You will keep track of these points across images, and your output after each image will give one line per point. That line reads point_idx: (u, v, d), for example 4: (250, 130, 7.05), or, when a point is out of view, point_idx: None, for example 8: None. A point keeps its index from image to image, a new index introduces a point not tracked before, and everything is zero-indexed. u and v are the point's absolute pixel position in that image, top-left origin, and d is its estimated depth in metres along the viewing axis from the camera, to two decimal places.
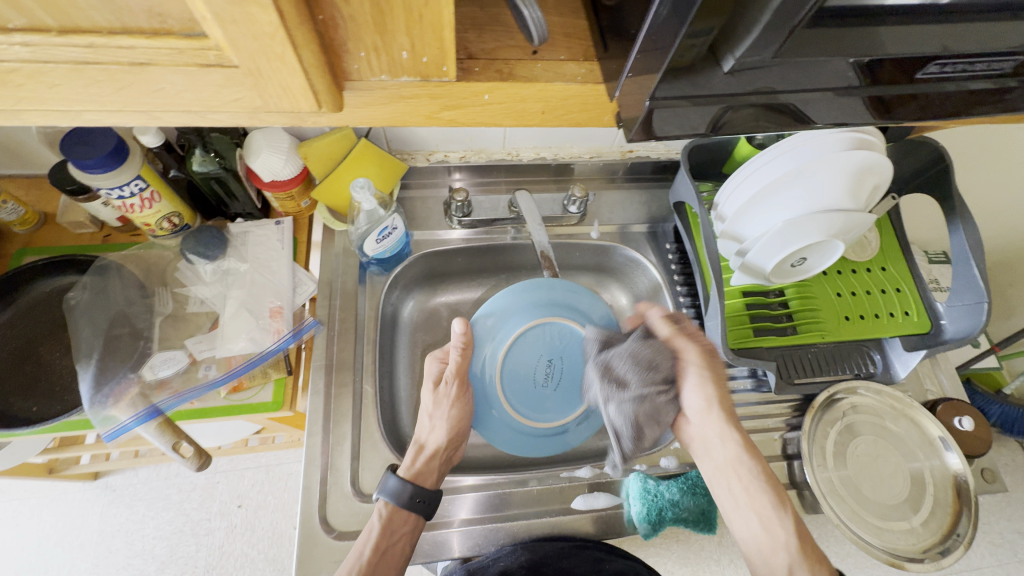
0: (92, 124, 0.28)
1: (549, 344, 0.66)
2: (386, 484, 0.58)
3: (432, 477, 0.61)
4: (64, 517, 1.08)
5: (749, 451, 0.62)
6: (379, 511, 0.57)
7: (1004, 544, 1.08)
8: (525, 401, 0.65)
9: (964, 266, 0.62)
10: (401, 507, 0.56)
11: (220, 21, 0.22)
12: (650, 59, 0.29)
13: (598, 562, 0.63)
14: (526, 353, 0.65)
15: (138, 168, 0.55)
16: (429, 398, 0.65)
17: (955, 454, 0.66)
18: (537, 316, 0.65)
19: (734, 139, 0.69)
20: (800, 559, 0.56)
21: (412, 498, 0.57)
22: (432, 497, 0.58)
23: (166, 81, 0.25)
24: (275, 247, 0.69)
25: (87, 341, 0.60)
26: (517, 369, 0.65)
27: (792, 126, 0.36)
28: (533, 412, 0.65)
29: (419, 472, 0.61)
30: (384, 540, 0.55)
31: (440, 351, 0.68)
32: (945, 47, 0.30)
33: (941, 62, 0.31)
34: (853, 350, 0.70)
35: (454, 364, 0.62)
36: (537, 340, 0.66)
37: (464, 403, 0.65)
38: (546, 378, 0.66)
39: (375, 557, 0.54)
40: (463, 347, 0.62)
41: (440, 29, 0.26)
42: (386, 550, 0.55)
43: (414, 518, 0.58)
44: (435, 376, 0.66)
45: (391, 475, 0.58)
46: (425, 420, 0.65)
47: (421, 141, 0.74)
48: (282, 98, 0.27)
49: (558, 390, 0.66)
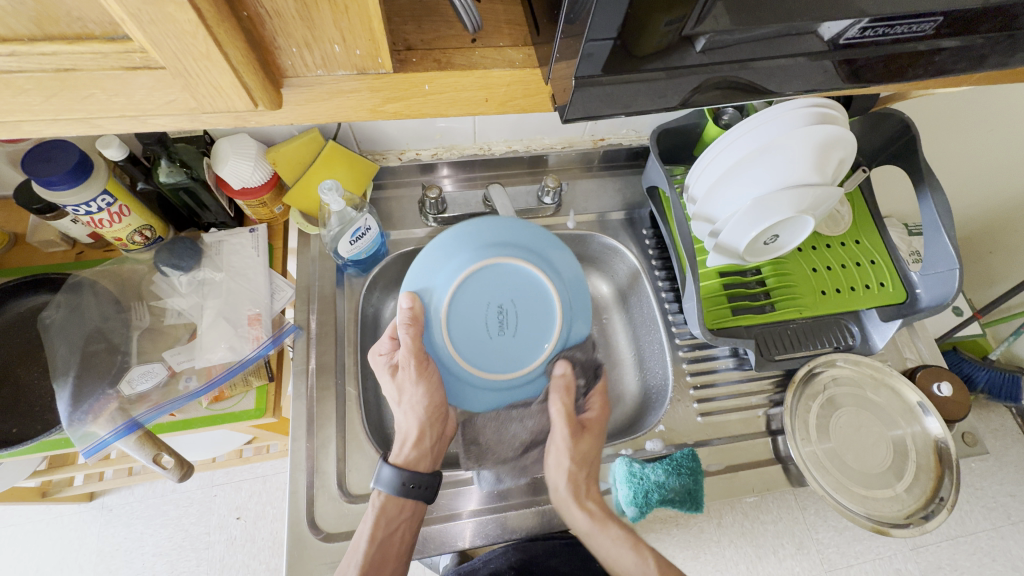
0: (34, 134, 0.28)
1: (492, 289, 0.62)
2: (380, 475, 0.58)
3: (425, 460, 0.62)
4: (61, 540, 1.07)
5: (610, 516, 0.62)
6: (373, 502, 0.57)
7: (998, 508, 1.10)
8: (496, 350, 0.62)
9: (935, 234, 0.63)
10: (396, 494, 0.57)
11: (138, 21, 0.22)
12: (574, 42, 0.29)
13: (587, 559, 0.66)
14: (463, 313, 0.61)
15: (103, 183, 0.54)
16: (392, 388, 0.62)
17: (933, 419, 0.67)
18: (454, 274, 0.60)
19: (701, 122, 0.70)
20: None
21: (406, 485, 0.57)
22: (428, 484, 0.59)
23: (98, 87, 0.25)
24: (250, 255, 0.68)
25: (63, 359, 0.59)
26: (465, 310, 0.61)
27: (740, 98, 0.36)
28: (501, 364, 0.63)
29: (409, 459, 0.60)
30: (381, 529, 0.56)
31: (378, 345, 0.64)
32: (862, 12, 0.30)
33: (860, 27, 0.32)
34: (832, 323, 0.71)
35: (404, 345, 0.58)
36: (467, 296, 0.61)
37: (430, 378, 0.61)
38: (500, 326, 0.63)
39: (372, 547, 0.54)
40: (410, 322, 0.58)
41: (368, 20, 0.26)
42: (383, 539, 0.55)
43: (410, 504, 0.58)
44: (387, 364, 0.63)
45: (385, 465, 0.58)
46: (394, 409, 0.62)
47: (391, 141, 0.74)
48: (217, 97, 0.27)
49: (512, 333, 0.63)
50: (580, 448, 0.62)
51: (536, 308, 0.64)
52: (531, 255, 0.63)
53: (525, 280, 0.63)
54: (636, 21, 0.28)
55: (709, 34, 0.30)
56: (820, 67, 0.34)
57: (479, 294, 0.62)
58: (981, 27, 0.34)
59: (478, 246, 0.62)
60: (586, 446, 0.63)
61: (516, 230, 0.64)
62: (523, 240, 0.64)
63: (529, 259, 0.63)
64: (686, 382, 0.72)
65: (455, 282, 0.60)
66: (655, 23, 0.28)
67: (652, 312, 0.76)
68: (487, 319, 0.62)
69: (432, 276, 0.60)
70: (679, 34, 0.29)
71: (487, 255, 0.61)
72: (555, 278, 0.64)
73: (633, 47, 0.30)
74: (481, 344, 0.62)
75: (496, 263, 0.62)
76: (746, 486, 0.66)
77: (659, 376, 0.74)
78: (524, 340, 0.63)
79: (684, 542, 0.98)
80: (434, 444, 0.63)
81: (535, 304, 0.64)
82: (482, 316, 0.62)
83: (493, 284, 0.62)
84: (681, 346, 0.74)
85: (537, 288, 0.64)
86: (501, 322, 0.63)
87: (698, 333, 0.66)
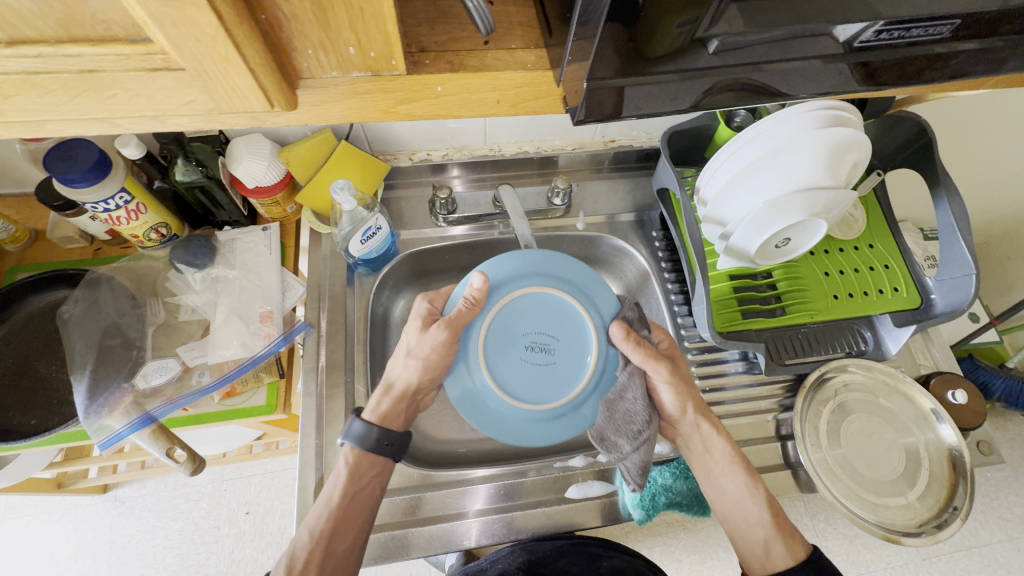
0: (57, 133, 0.29)
1: (512, 339, 0.60)
2: (351, 428, 0.59)
3: (398, 420, 0.63)
4: (75, 530, 1.09)
5: (721, 432, 0.62)
6: (344, 455, 0.58)
7: (1014, 519, 1.08)
8: (560, 374, 0.59)
9: (952, 238, 0.62)
10: (368, 449, 0.58)
11: (160, 24, 0.22)
12: (586, 44, 0.29)
13: (594, 559, 0.65)
14: (511, 373, 0.59)
15: (121, 181, 0.55)
16: (414, 336, 0.61)
17: (948, 427, 0.66)
18: (478, 360, 0.59)
19: (713, 123, 0.70)
20: (775, 534, 0.58)
21: (378, 440, 0.58)
22: (399, 441, 0.60)
23: (119, 88, 0.26)
24: (263, 253, 0.69)
25: (80, 354, 0.61)
26: (511, 367, 0.59)
27: (754, 100, 0.36)
28: (576, 366, 0.60)
29: (384, 415, 0.61)
30: (352, 484, 0.57)
31: (430, 293, 0.64)
32: (879, 14, 0.30)
33: (875, 31, 0.31)
34: (844, 328, 0.70)
35: (456, 313, 0.58)
36: (501, 363, 0.59)
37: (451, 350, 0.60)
38: (544, 353, 0.60)
39: (344, 502, 0.56)
40: (473, 302, 0.59)
41: (383, 22, 0.27)
42: (355, 494, 0.57)
43: (382, 461, 0.59)
44: (424, 313, 0.62)
45: (357, 420, 0.59)
46: (401, 357, 0.62)
47: (402, 140, 0.74)
48: (234, 98, 0.28)
49: (548, 345, 0.60)
50: (680, 371, 0.63)
51: (554, 316, 0.60)
52: (522, 277, 0.60)
53: (533, 302, 0.60)
54: (650, 23, 0.28)
55: (721, 36, 0.30)
56: (834, 70, 0.34)
57: (506, 337, 0.59)
58: (1002, 29, 0.33)
59: (472, 324, 0.59)
60: (683, 371, 0.63)
61: (496, 266, 0.60)
62: (508, 272, 0.60)
63: (523, 283, 0.60)
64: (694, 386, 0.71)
65: (483, 365, 0.59)
66: (670, 23, 0.28)
67: (661, 314, 0.77)
68: (529, 362, 0.59)
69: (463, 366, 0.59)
70: (692, 36, 0.29)
71: (487, 304, 0.60)
72: (563, 285, 0.61)
73: (647, 47, 0.30)
74: (536, 381, 0.59)
75: (490, 326, 0.59)
76: None
77: None
78: (570, 343, 0.60)
79: (690, 547, 0.97)
80: (410, 407, 0.64)
81: (559, 317, 0.60)
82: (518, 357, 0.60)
83: (504, 334, 0.60)
84: (690, 349, 0.73)
85: (532, 305, 0.60)
86: (539, 352, 0.60)
87: (708, 336, 0.65)
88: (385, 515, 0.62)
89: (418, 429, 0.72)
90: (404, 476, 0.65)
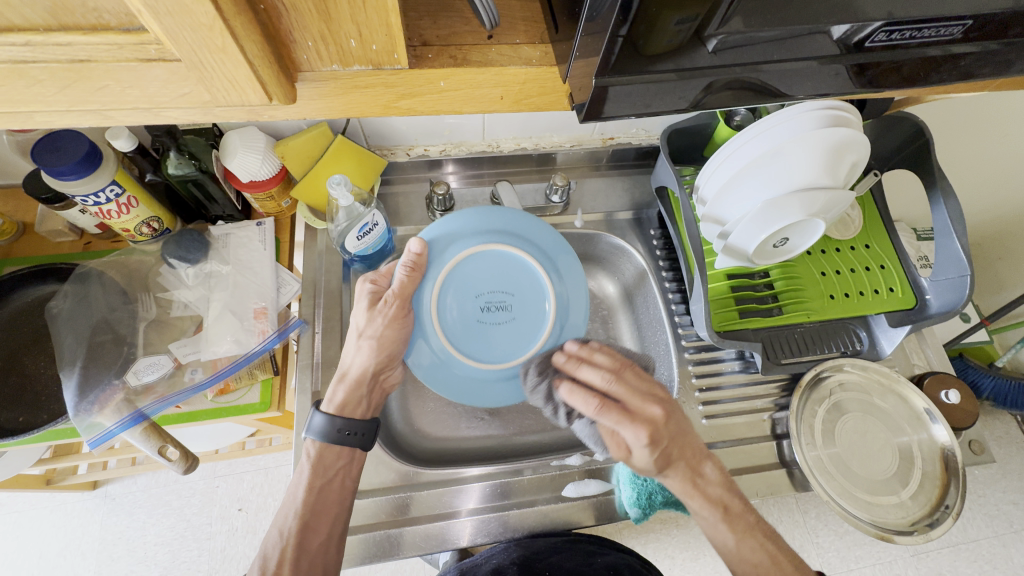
0: (46, 125, 0.28)
1: (468, 295, 0.62)
2: (313, 423, 0.59)
3: (361, 409, 0.62)
4: (64, 527, 1.08)
5: (688, 481, 0.58)
6: (306, 452, 0.59)
7: (1000, 516, 1.10)
8: (520, 325, 0.63)
9: (947, 240, 0.62)
10: (330, 442, 0.58)
11: (154, 13, 0.22)
12: (595, 40, 0.29)
13: (589, 555, 0.66)
14: (464, 331, 0.61)
15: (112, 173, 0.54)
16: (362, 317, 0.61)
17: (941, 426, 0.67)
18: (434, 324, 0.61)
19: (712, 122, 0.69)
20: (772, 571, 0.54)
21: (340, 432, 0.58)
22: (363, 433, 0.59)
23: (112, 79, 0.25)
24: (258, 248, 0.69)
25: (70, 349, 0.60)
26: (465, 327, 0.61)
27: (757, 99, 0.36)
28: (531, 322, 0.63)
29: (345, 404, 0.61)
30: (319, 477, 0.57)
31: (371, 274, 0.64)
32: (889, 14, 0.30)
33: (887, 30, 0.31)
34: (840, 329, 0.70)
35: (396, 285, 0.59)
36: (456, 321, 0.61)
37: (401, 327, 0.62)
38: (499, 308, 0.62)
39: (310, 496, 0.56)
40: (410, 269, 0.59)
41: (386, 15, 0.26)
42: (322, 487, 0.57)
43: (347, 451, 0.59)
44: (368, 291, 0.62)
45: (317, 414, 0.59)
46: (354, 338, 0.61)
47: (400, 135, 0.74)
48: (230, 91, 0.27)
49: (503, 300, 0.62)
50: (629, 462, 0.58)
51: (507, 274, 0.62)
52: (463, 238, 0.61)
53: (482, 262, 0.62)
54: (653, 20, 0.27)
55: (726, 35, 0.30)
56: (841, 69, 0.34)
57: (457, 296, 0.61)
58: (1009, 31, 0.33)
59: (427, 284, 0.61)
60: (639, 458, 0.57)
61: (436, 228, 0.61)
62: (448, 233, 0.61)
63: (474, 241, 0.61)
64: (691, 385, 0.71)
65: (439, 326, 0.61)
66: (667, 21, 0.28)
67: (658, 312, 0.76)
68: (484, 320, 0.62)
69: (421, 331, 0.61)
70: (695, 33, 0.29)
71: (433, 268, 0.61)
72: (513, 243, 0.62)
73: (645, 45, 0.29)
74: (496, 336, 0.62)
75: (444, 282, 0.61)
76: (751, 490, 0.65)
77: (664, 378, 0.74)
78: (525, 304, 0.63)
79: (684, 543, 0.97)
80: (370, 392, 0.64)
81: (510, 272, 0.62)
82: (475, 314, 0.62)
83: (460, 290, 0.61)
84: (686, 348, 0.73)
85: (482, 263, 0.62)
86: (494, 308, 0.62)
87: (705, 334, 0.65)
88: (377, 514, 0.61)
89: (413, 426, 0.72)
90: (399, 474, 0.64)
